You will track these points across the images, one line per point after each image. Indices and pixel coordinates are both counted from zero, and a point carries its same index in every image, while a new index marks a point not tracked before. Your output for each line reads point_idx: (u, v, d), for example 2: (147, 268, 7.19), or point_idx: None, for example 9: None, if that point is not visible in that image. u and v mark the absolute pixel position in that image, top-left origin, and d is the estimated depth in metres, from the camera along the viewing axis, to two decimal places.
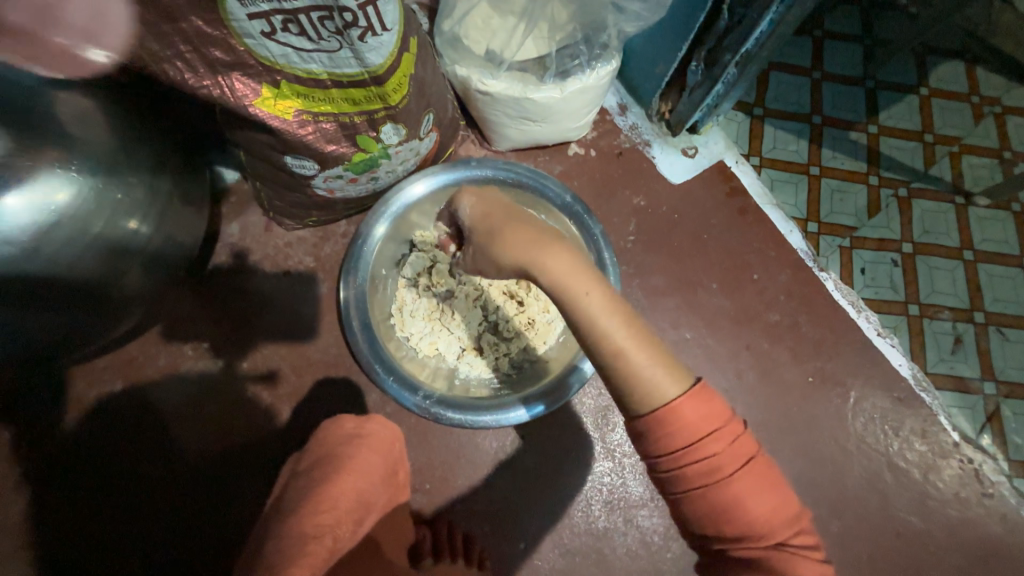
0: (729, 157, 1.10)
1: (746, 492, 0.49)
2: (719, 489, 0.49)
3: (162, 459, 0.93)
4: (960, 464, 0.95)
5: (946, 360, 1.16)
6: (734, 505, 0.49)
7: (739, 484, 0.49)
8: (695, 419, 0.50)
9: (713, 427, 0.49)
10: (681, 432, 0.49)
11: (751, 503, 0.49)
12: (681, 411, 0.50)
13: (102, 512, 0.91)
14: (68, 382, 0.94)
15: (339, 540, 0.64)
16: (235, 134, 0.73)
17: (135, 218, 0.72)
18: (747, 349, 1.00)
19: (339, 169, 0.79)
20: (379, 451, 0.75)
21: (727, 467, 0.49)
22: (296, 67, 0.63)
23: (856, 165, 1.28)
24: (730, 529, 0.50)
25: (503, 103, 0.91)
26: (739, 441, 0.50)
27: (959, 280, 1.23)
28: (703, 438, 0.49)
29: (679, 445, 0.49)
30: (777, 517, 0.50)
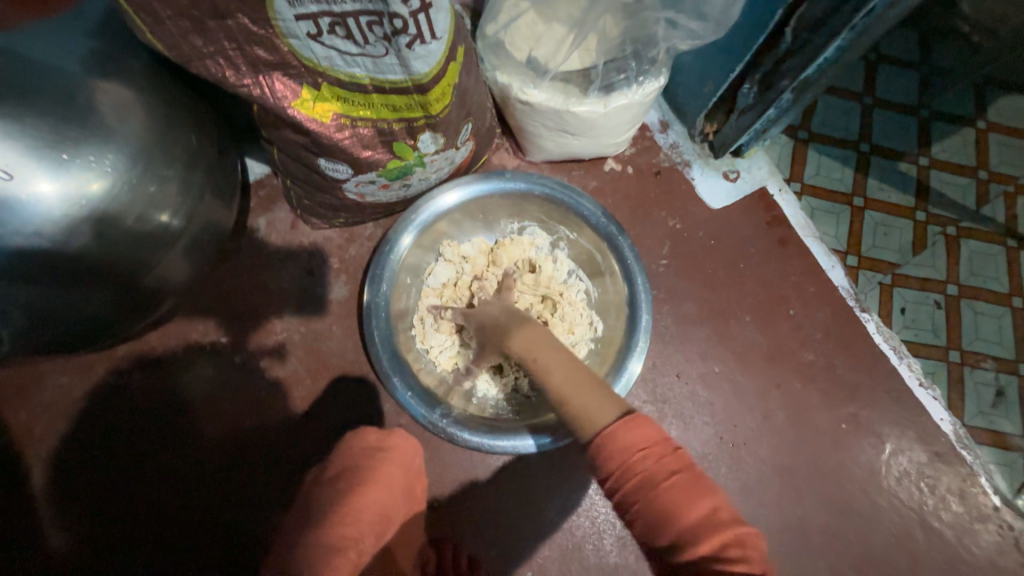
0: (772, 184, 1.05)
1: (678, 506, 0.46)
2: (652, 505, 0.47)
3: (174, 451, 0.92)
4: (999, 530, 0.89)
5: (986, 413, 1.10)
6: (670, 519, 0.46)
7: (675, 501, 0.46)
8: (622, 438, 0.49)
9: (641, 446, 0.49)
10: (614, 454, 0.49)
11: (686, 518, 0.45)
12: (609, 434, 0.50)
13: (114, 495, 0.91)
14: (88, 366, 0.94)
15: (360, 555, 0.64)
16: (270, 133, 0.71)
17: (167, 212, 0.71)
18: (777, 388, 0.95)
19: (372, 175, 0.77)
20: (402, 467, 0.74)
21: (658, 479, 0.47)
22: (338, 70, 0.61)
23: (904, 199, 1.21)
24: (669, 545, 0.46)
25: (542, 114, 0.88)
26: (671, 456, 0.48)
27: (1006, 329, 1.16)
28: (633, 455, 0.48)
29: (611, 463, 0.49)
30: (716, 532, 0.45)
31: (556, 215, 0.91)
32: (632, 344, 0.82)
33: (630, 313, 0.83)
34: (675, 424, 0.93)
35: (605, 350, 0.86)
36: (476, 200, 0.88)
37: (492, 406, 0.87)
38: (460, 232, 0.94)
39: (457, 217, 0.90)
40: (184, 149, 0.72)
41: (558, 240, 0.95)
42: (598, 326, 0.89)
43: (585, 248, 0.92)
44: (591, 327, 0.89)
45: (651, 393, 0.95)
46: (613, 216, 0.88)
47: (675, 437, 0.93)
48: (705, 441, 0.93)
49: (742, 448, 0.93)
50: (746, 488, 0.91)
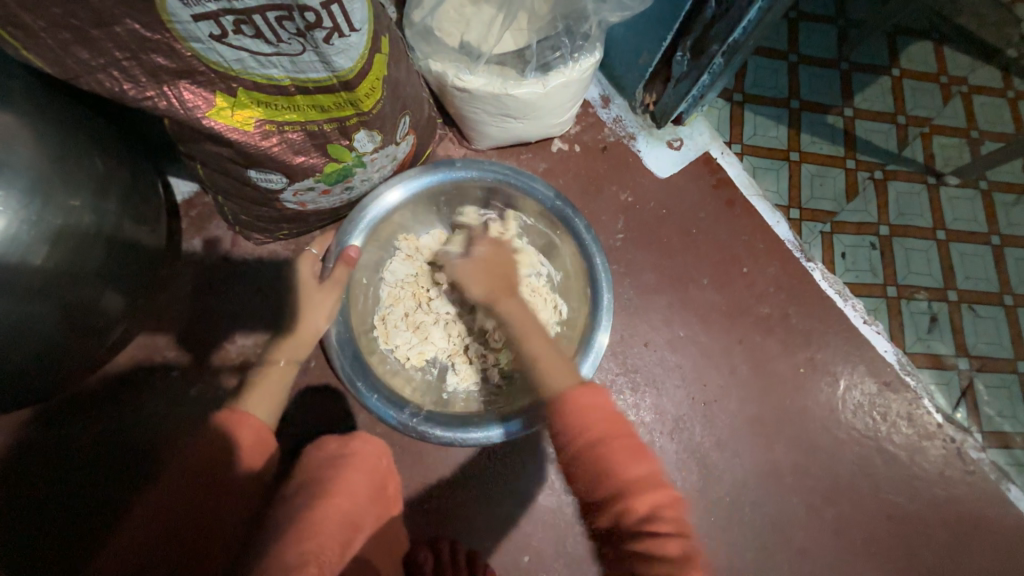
0: (714, 148, 1.08)
1: (617, 470, 0.52)
2: (604, 465, 0.53)
3: (129, 501, 0.86)
4: (944, 444, 0.98)
5: (924, 339, 1.19)
6: (613, 477, 0.52)
7: (623, 461, 0.53)
8: (582, 404, 0.55)
9: (596, 414, 0.55)
10: (571, 416, 0.55)
11: (628, 476, 0.52)
12: (576, 398, 0.56)
13: (73, 551, 0.84)
14: (30, 419, 0.87)
15: (326, 564, 0.55)
16: (189, 147, 0.66)
17: (81, 243, 0.64)
18: (739, 343, 0.99)
19: (310, 181, 0.72)
20: (366, 472, 0.69)
21: (602, 444, 0.53)
22: (253, 73, 0.56)
23: (834, 149, 1.28)
24: (608, 498, 0.53)
25: (482, 100, 0.86)
26: (625, 425, 0.55)
27: (933, 260, 1.26)
28: (591, 419, 0.54)
29: (573, 425, 0.55)
30: (651, 491, 0.52)
31: (511, 200, 0.90)
32: (597, 321, 0.83)
33: (592, 291, 0.84)
34: (649, 392, 0.96)
35: (571, 332, 0.86)
36: (425, 192, 0.85)
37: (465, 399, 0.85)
38: (418, 225, 0.91)
39: (411, 211, 0.87)
40: (92, 175, 0.65)
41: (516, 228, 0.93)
42: (563, 308, 0.89)
43: (542, 232, 0.91)
44: (555, 311, 0.89)
45: (623, 365, 0.97)
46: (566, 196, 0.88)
47: (650, 404, 0.95)
48: (679, 403, 0.96)
49: (714, 405, 0.96)
50: (721, 442, 0.95)
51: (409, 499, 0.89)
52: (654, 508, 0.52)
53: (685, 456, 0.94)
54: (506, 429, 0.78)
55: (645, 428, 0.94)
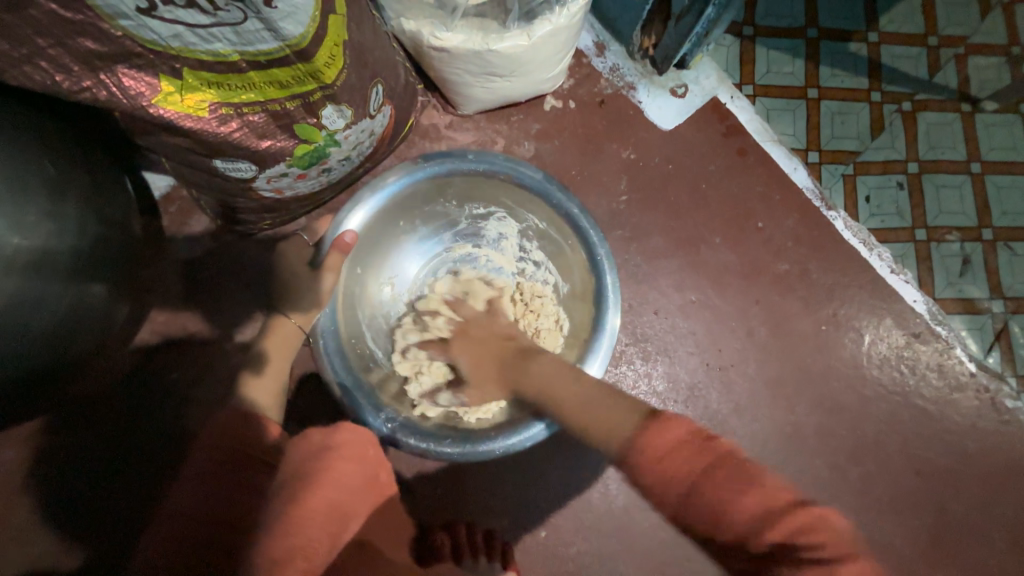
0: (723, 92, 0.98)
1: (732, 500, 0.44)
2: (708, 506, 0.44)
3: (152, 500, 0.87)
4: (977, 394, 0.93)
5: (955, 283, 1.12)
6: (727, 513, 0.44)
7: (738, 495, 0.44)
8: (658, 444, 0.47)
9: (683, 447, 0.46)
10: (661, 465, 0.46)
11: (738, 517, 0.43)
12: (652, 446, 0.47)
13: (106, 544, 0.86)
14: (42, 425, 0.87)
15: (315, 558, 0.55)
16: (146, 139, 0.61)
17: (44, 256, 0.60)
18: (756, 304, 0.94)
19: (282, 167, 0.67)
20: (355, 463, 0.62)
21: (714, 480, 0.44)
22: (195, 50, 0.49)
23: (857, 82, 1.16)
24: (731, 536, 0.44)
25: (462, 59, 0.78)
26: (713, 448, 0.46)
27: (966, 197, 1.16)
28: (681, 460, 0.46)
29: (658, 472, 0.46)
30: (776, 523, 0.43)
31: (523, 201, 0.85)
32: (599, 337, 0.78)
33: (596, 308, 0.79)
34: (661, 360, 0.92)
35: (573, 342, 0.82)
36: (429, 182, 0.82)
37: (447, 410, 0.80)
38: (422, 213, 0.87)
39: (415, 201, 0.84)
40: (45, 179, 0.61)
41: (526, 228, 0.88)
42: (566, 321, 0.85)
43: (553, 238, 0.86)
44: (558, 322, 0.85)
45: (632, 335, 0.93)
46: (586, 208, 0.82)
47: (662, 373, 0.92)
48: (693, 370, 0.92)
49: (731, 370, 0.92)
50: (739, 407, 0.92)
51: (422, 483, 0.89)
52: (796, 536, 0.43)
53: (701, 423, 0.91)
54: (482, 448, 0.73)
55: (658, 398, 0.91)
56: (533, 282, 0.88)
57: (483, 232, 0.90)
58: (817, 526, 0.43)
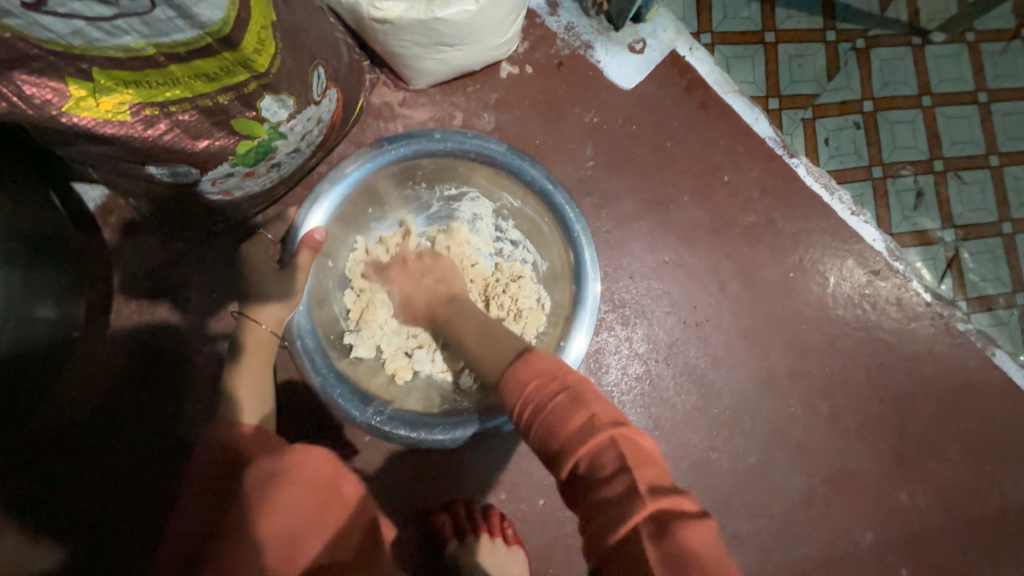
0: (682, 44, 0.96)
1: (561, 419, 0.48)
2: (544, 420, 0.49)
3: (141, 529, 0.83)
4: (932, 321, 0.99)
5: (910, 217, 1.16)
6: (555, 430, 0.48)
7: (559, 414, 0.49)
8: (522, 373, 0.53)
9: (541, 375, 0.52)
10: (517, 386, 0.53)
11: (563, 430, 0.48)
12: (515, 375, 0.54)
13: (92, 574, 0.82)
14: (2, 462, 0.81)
15: None
16: (67, 149, 0.55)
17: None
18: (727, 258, 0.96)
19: (226, 167, 0.62)
20: (303, 487, 0.60)
21: (548, 402, 0.50)
22: (101, 46, 0.44)
23: (812, 22, 1.15)
24: (559, 453, 0.48)
25: (407, 30, 0.73)
26: (561, 377, 0.51)
27: (919, 131, 1.19)
28: (533, 382, 0.52)
29: (513, 400, 0.52)
30: (589, 442, 0.46)
31: (493, 178, 0.83)
32: (583, 310, 0.80)
33: (578, 283, 0.80)
34: (640, 323, 0.94)
35: (556, 318, 0.83)
36: (394, 167, 0.79)
37: (436, 396, 0.80)
38: (393, 198, 0.84)
39: (382, 187, 0.81)
40: None
41: (501, 207, 0.87)
42: (547, 299, 0.84)
43: (529, 217, 0.85)
44: (540, 303, 0.84)
45: (611, 300, 0.94)
46: (558, 180, 0.82)
47: (642, 335, 0.94)
48: (671, 329, 0.94)
49: (707, 325, 0.95)
50: (717, 359, 0.95)
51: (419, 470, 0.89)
52: (602, 452, 0.46)
53: (682, 378, 0.94)
54: (477, 428, 0.73)
55: (640, 359, 0.94)
56: (512, 263, 0.86)
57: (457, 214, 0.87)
58: (627, 446, 0.47)
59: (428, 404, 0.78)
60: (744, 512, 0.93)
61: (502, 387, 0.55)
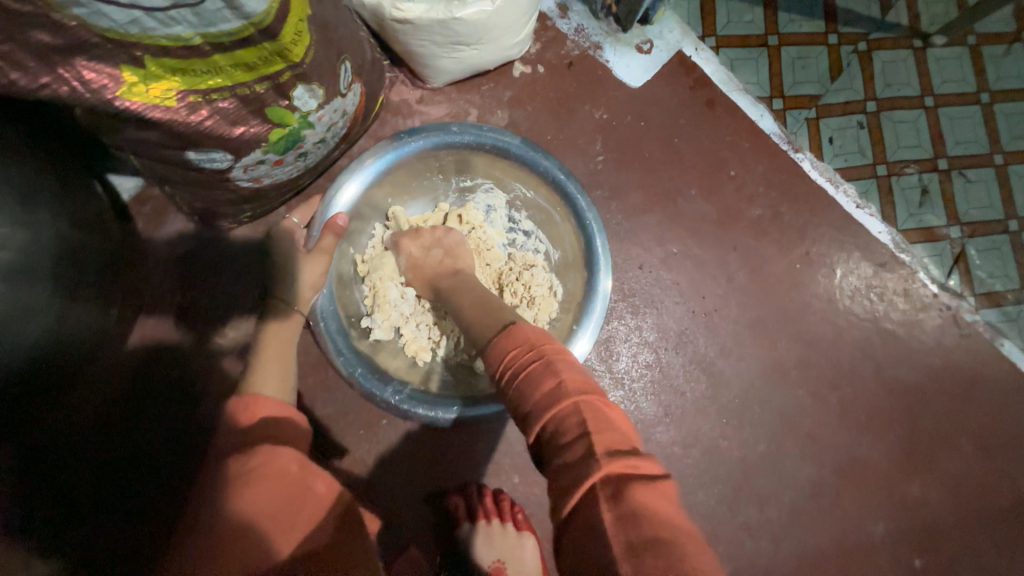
0: (687, 44, 0.99)
1: (530, 383, 0.50)
2: (516, 384, 0.51)
3: (157, 512, 0.84)
4: (939, 313, 1.00)
5: (916, 214, 1.18)
6: (526, 392, 0.50)
7: (529, 378, 0.50)
8: (500, 341, 0.55)
9: (517, 342, 0.54)
10: (495, 353, 0.55)
11: (531, 395, 0.49)
12: (496, 342, 0.56)
13: (107, 557, 0.82)
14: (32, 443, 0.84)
15: None
16: (114, 136, 0.59)
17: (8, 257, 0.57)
18: (734, 250, 0.98)
19: (258, 154, 0.66)
20: (269, 485, 0.55)
21: (519, 367, 0.52)
22: (155, 35, 0.48)
23: (815, 26, 1.19)
24: (529, 416, 0.49)
25: (426, 30, 0.77)
26: (535, 345, 0.53)
27: (922, 130, 1.21)
28: (510, 349, 0.54)
29: (494, 364, 0.54)
30: (555, 405, 0.47)
31: (507, 170, 0.86)
32: (594, 298, 0.83)
33: (589, 270, 0.84)
34: (650, 313, 0.96)
35: (568, 305, 0.86)
36: (413, 158, 0.82)
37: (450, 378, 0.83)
38: (411, 188, 0.88)
39: (401, 177, 0.85)
40: (11, 186, 0.58)
41: (514, 199, 0.90)
42: (559, 287, 0.87)
43: (542, 207, 0.88)
44: (552, 290, 0.86)
45: (621, 290, 0.96)
46: (570, 171, 0.85)
47: (652, 324, 0.96)
48: (679, 318, 0.96)
49: (715, 315, 0.97)
50: (726, 349, 0.96)
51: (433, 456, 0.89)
52: (566, 416, 0.47)
53: (691, 367, 0.96)
54: (489, 408, 0.77)
55: (650, 348, 0.95)
56: (525, 252, 0.89)
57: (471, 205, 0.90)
58: (592, 413, 0.47)
59: (443, 386, 0.82)
60: (755, 501, 0.94)
61: (485, 353, 0.57)
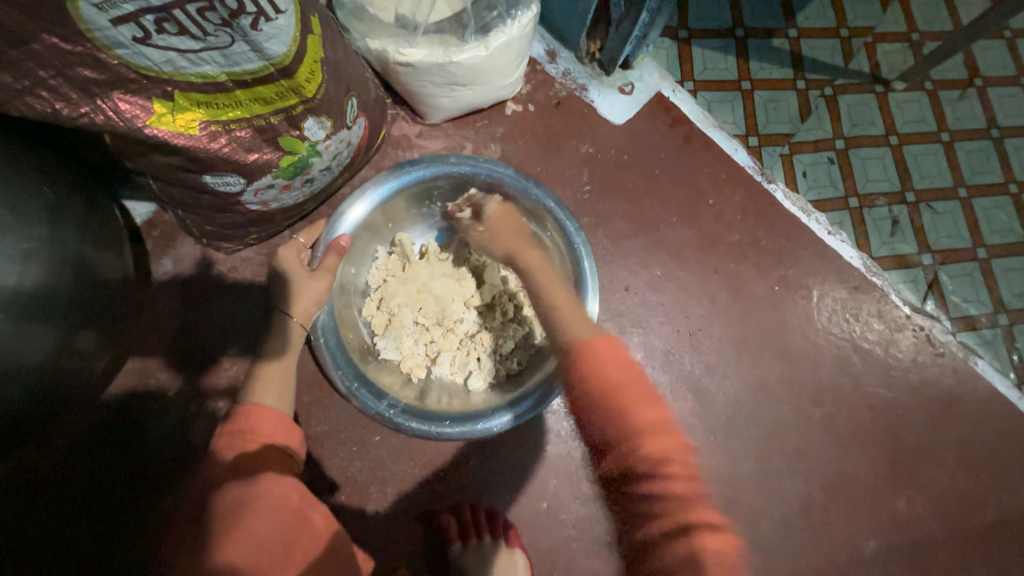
0: (665, 87, 1.09)
1: (632, 411, 0.55)
2: (614, 410, 0.55)
3: (141, 523, 0.86)
4: (914, 333, 1.04)
5: (889, 242, 1.24)
6: (626, 419, 0.54)
7: (642, 427, 0.54)
8: (598, 350, 0.59)
9: (614, 360, 0.58)
10: (589, 357, 0.59)
11: (636, 428, 0.54)
12: (593, 349, 0.59)
13: (106, 562, 0.85)
14: (36, 453, 0.87)
15: None
16: (137, 161, 0.64)
17: (36, 273, 0.61)
18: (715, 272, 1.03)
19: (268, 178, 0.72)
20: (270, 515, 0.55)
21: (618, 388, 0.56)
22: (187, 73, 0.54)
23: (783, 72, 1.30)
24: (620, 444, 0.54)
25: (427, 72, 0.85)
26: (637, 375, 0.58)
27: (889, 165, 1.30)
28: (609, 370, 0.57)
29: (586, 374, 0.58)
30: (658, 447, 0.53)
31: (501, 198, 0.92)
32: None
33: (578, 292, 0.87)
34: (637, 332, 1.00)
35: None
36: (414, 185, 0.88)
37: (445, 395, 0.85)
38: (411, 215, 0.94)
39: (402, 203, 0.90)
40: (43, 208, 0.63)
41: None
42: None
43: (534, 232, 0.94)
44: (542, 312, 0.89)
45: (608, 311, 1.00)
46: (559, 199, 0.91)
47: (639, 343, 0.99)
48: (666, 337, 1.00)
49: (699, 334, 1.01)
50: (711, 367, 1.00)
51: (423, 471, 0.90)
52: (671, 459, 0.53)
53: (678, 385, 0.98)
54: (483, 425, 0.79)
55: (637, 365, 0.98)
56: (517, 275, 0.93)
57: None
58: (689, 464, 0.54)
59: (438, 402, 0.83)
60: (743, 518, 0.95)
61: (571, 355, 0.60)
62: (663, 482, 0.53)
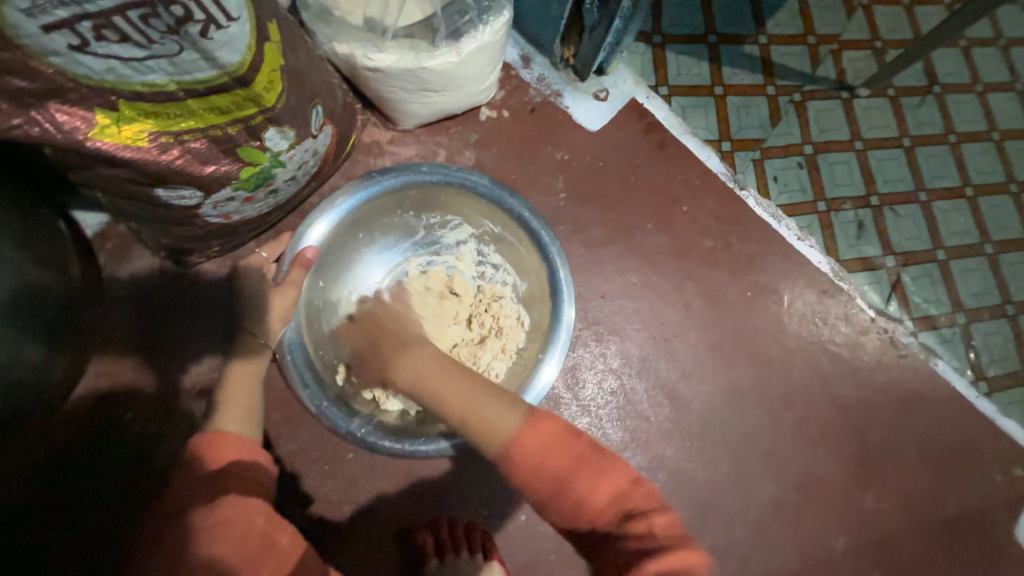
0: (640, 93, 1.09)
1: (583, 490, 0.54)
2: (568, 493, 0.54)
3: (99, 554, 0.82)
4: (879, 335, 1.07)
5: (855, 245, 1.28)
6: (581, 503, 0.53)
7: (598, 499, 0.54)
8: (530, 438, 0.56)
9: (548, 446, 0.56)
10: (526, 457, 0.55)
11: (594, 500, 0.54)
12: (524, 440, 0.56)
13: None
14: None
15: None
16: (81, 174, 0.60)
17: None
18: (690, 279, 1.04)
19: (228, 191, 0.68)
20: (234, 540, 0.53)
21: (562, 472, 0.54)
22: (131, 82, 0.51)
23: (754, 78, 1.32)
24: (587, 523, 0.54)
25: (397, 77, 0.82)
26: (576, 445, 0.56)
27: (854, 170, 1.34)
28: (542, 451, 0.55)
29: (527, 467, 0.55)
30: (617, 503, 0.54)
31: (475, 207, 0.90)
32: (558, 330, 0.86)
33: (554, 303, 0.87)
34: (613, 340, 1.00)
35: (535, 336, 0.88)
36: (383, 195, 0.86)
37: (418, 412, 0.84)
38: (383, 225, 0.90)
39: (372, 213, 0.88)
40: None
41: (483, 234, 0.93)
42: (526, 318, 0.90)
43: (510, 241, 0.92)
44: (518, 322, 0.89)
45: (585, 319, 1.00)
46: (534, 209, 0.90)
47: (615, 351, 0.99)
48: (642, 344, 1.00)
49: (675, 340, 1.01)
50: (687, 373, 1.01)
51: (399, 488, 0.88)
52: (632, 507, 0.54)
53: (655, 392, 0.99)
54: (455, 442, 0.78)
55: (614, 373, 0.99)
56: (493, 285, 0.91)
57: (440, 240, 0.93)
58: (652, 501, 0.55)
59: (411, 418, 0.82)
60: (718, 521, 0.97)
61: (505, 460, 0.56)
62: (636, 538, 0.53)
